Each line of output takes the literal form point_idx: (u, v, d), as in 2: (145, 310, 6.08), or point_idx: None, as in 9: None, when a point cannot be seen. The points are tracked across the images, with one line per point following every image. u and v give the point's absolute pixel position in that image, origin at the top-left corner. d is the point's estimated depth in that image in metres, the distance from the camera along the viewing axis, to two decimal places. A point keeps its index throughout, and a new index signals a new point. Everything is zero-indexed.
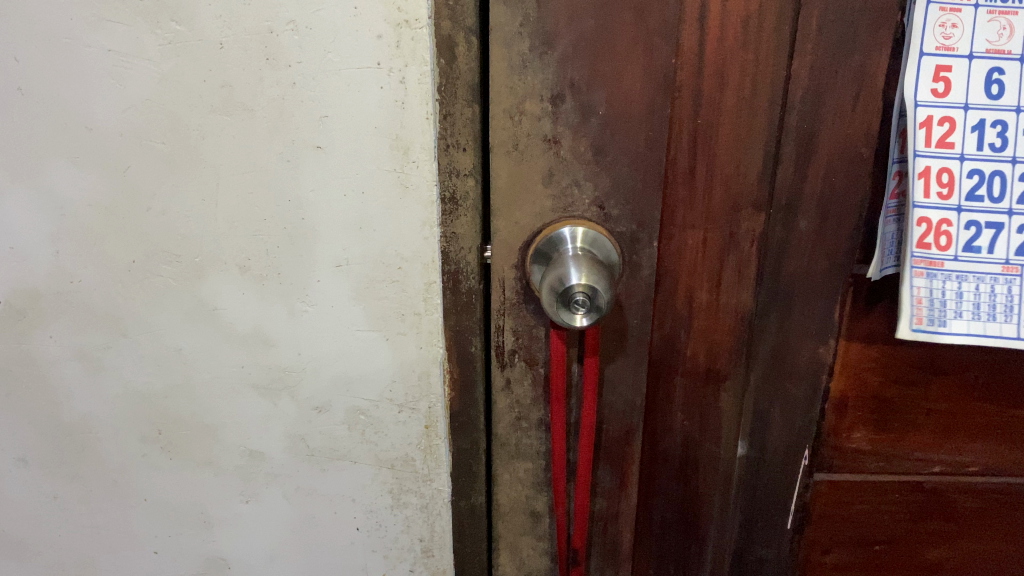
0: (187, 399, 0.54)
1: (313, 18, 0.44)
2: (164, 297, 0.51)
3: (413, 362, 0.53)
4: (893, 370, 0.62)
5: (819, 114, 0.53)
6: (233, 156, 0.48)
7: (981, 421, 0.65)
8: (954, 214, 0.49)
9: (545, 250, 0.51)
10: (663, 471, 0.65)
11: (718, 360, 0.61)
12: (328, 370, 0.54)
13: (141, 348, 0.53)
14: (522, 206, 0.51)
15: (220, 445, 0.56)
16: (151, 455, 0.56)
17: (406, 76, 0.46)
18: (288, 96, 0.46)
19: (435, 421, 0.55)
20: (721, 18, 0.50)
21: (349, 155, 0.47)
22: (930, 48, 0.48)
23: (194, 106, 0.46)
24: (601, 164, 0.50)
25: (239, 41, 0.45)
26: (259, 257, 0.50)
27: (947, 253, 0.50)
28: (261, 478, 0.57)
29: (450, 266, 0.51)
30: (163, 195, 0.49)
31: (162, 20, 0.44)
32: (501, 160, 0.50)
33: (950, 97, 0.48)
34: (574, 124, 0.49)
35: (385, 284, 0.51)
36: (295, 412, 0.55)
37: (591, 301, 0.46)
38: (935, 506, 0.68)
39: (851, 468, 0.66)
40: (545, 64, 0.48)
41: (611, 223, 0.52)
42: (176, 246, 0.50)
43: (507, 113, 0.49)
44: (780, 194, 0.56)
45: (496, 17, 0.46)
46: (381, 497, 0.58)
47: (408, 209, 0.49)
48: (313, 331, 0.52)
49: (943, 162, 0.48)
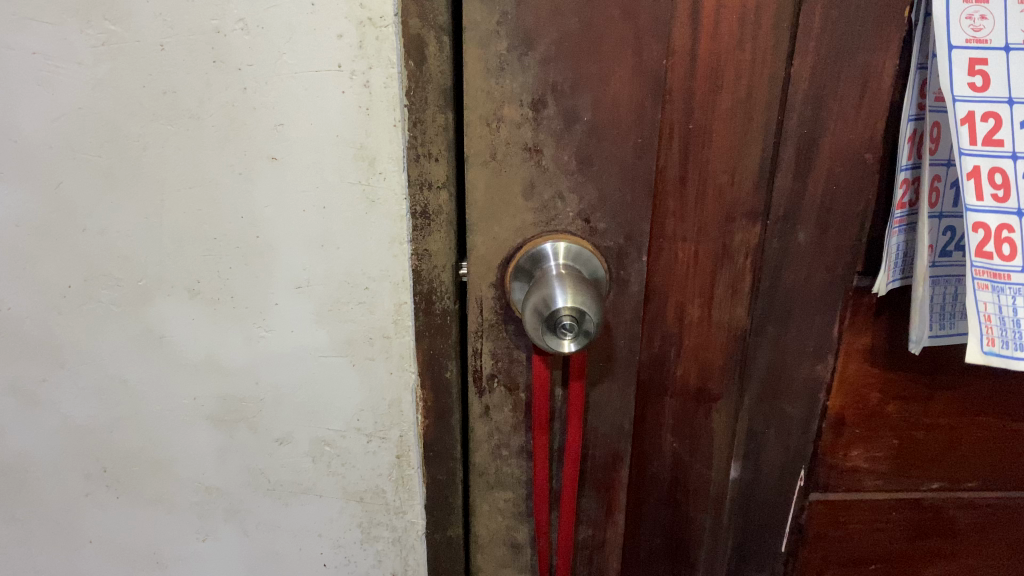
0: (134, 433, 0.50)
1: (265, 16, 0.40)
2: (106, 324, 0.47)
3: (382, 389, 0.49)
4: (892, 385, 0.58)
5: (821, 117, 0.49)
6: (179, 168, 0.43)
7: (982, 435, 0.61)
8: (1016, 220, 0.43)
9: (525, 268, 0.47)
10: (651, 495, 0.62)
11: (709, 380, 0.57)
12: (289, 399, 0.49)
13: (82, 380, 0.48)
14: (501, 220, 0.47)
15: (173, 482, 0.51)
16: (96, 494, 0.51)
17: (371, 80, 0.41)
18: (238, 102, 0.41)
19: (407, 450, 0.51)
20: (715, 14, 0.46)
21: (308, 166, 0.43)
22: (959, 41, 0.42)
23: (134, 114, 0.42)
24: (586, 174, 0.46)
25: (183, 42, 0.40)
26: (211, 279, 0.46)
27: (1014, 264, 0.44)
28: (220, 514, 0.53)
29: (423, 286, 0.47)
30: (100, 212, 0.44)
31: (95, 19, 0.40)
32: (476, 170, 0.45)
33: (991, 91, 0.43)
34: (557, 130, 0.45)
35: (351, 305, 0.46)
36: (255, 444, 0.50)
37: (579, 324, 0.42)
38: (933, 523, 0.65)
39: (847, 488, 0.63)
40: (524, 67, 0.43)
41: (597, 238, 0.48)
42: (118, 269, 0.45)
43: (483, 120, 0.44)
44: (778, 204, 0.51)
45: (470, 15, 0.41)
46: (350, 531, 0.54)
47: (376, 225, 0.45)
48: (272, 358, 0.48)
49: (993, 162, 0.43)
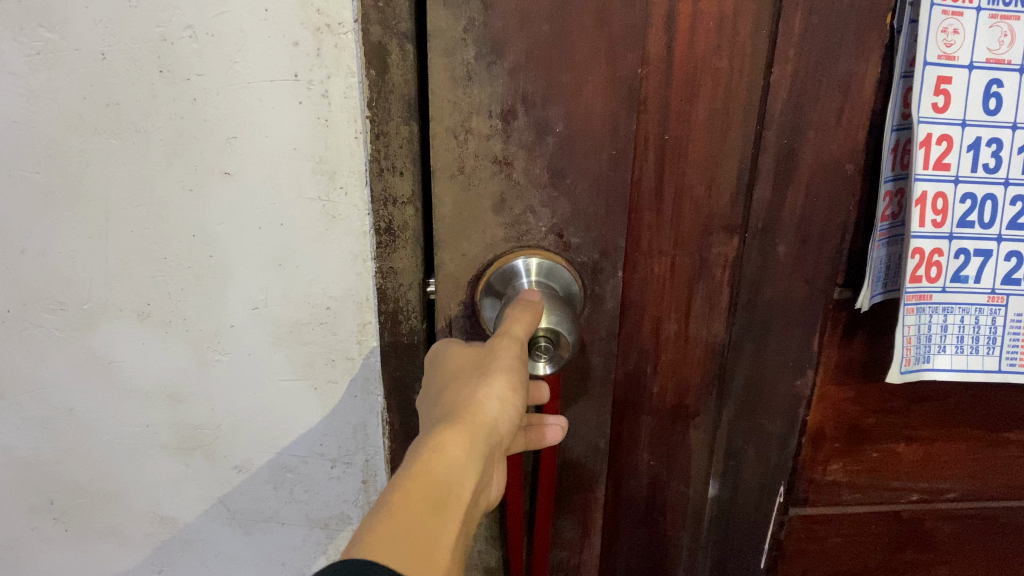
0: (82, 464, 0.47)
1: (214, 22, 0.37)
2: (48, 351, 0.44)
3: (346, 413, 0.46)
4: (872, 399, 0.56)
5: (801, 127, 0.47)
6: (125, 185, 0.40)
7: (962, 447, 0.59)
8: (946, 243, 0.44)
9: (496, 285, 0.44)
10: (627, 514, 0.59)
11: (686, 395, 0.54)
12: (247, 427, 0.46)
13: (23, 410, 0.45)
14: (470, 236, 0.44)
15: (125, 514, 0.49)
16: (42, 528, 0.49)
17: (330, 90, 0.38)
18: (188, 115, 0.39)
19: (373, 475, 0.49)
20: (691, 20, 0.44)
21: (264, 181, 0.40)
22: (934, 57, 0.40)
23: (73, 128, 0.39)
24: (559, 187, 0.44)
25: (126, 51, 0.37)
26: (161, 302, 0.43)
27: (936, 284, 0.45)
28: (175, 545, 0.50)
29: (389, 305, 0.44)
30: (40, 234, 0.41)
31: (28, 26, 0.37)
32: (444, 185, 0.42)
33: (950, 112, 0.42)
34: (529, 143, 0.42)
35: (312, 326, 0.44)
36: (212, 473, 0.48)
37: (553, 345, 0.40)
38: (913, 536, 0.63)
39: (827, 502, 0.60)
40: (494, 76, 0.40)
41: (571, 253, 0.46)
42: (60, 292, 0.42)
43: (450, 131, 0.41)
44: (757, 217, 0.49)
45: (435, 22, 0.39)
46: (316, 559, 0.51)
47: (336, 242, 0.42)
48: (228, 383, 0.45)
49: (937, 187, 0.43)
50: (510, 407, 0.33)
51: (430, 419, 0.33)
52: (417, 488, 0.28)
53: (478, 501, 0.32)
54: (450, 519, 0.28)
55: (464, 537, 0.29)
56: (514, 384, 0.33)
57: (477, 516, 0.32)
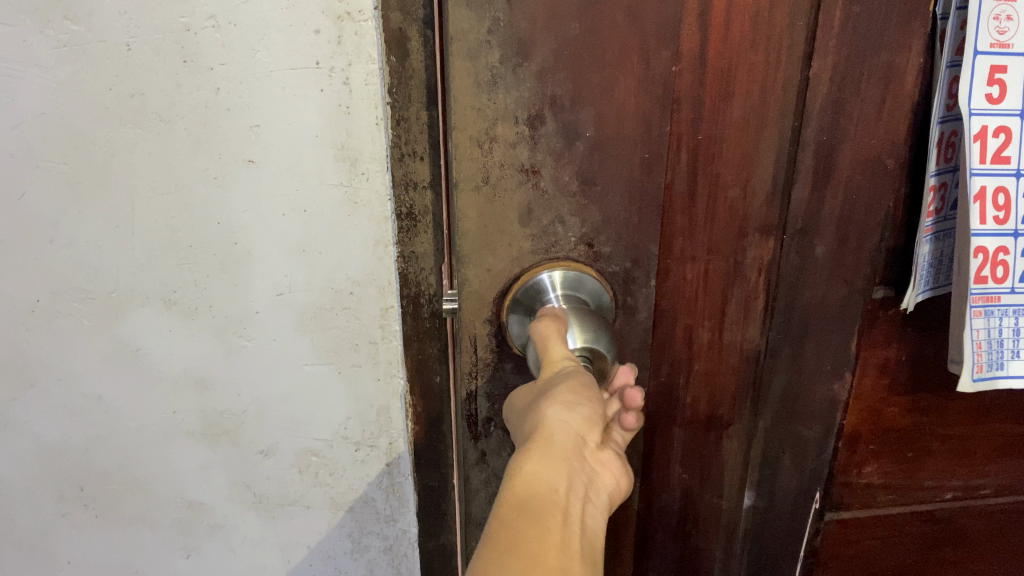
0: (111, 451, 0.47)
1: (236, 12, 0.36)
2: (74, 341, 0.43)
3: (370, 396, 0.46)
4: (907, 397, 0.54)
5: (840, 123, 0.45)
6: (150, 175, 0.39)
7: (1001, 442, 0.56)
8: (1011, 240, 0.42)
9: (524, 301, 0.43)
10: (660, 529, 0.57)
11: (720, 407, 0.52)
12: (273, 412, 0.46)
13: (53, 399, 0.45)
14: (495, 250, 0.43)
15: (152, 500, 0.49)
16: (73, 514, 0.49)
17: (351, 77, 0.37)
18: (212, 104, 0.37)
19: (398, 458, 0.48)
20: (726, 13, 0.41)
21: (287, 169, 0.39)
22: (985, 46, 0.38)
23: (98, 119, 0.38)
24: (588, 195, 0.43)
25: (150, 42, 0.36)
26: (187, 289, 0.42)
27: (1003, 285, 0.43)
28: (204, 529, 0.50)
29: (411, 290, 0.44)
30: (68, 226, 0.40)
31: (54, 18, 0.36)
32: (469, 197, 0.41)
33: (1005, 103, 0.40)
34: (557, 149, 0.41)
35: (335, 312, 0.43)
36: (237, 459, 0.48)
37: (591, 363, 0.39)
38: (949, 534, 0.60)
39: (861, 505, 0.58)
40: (519, 80, 0.39)
41: (602, 263, 0.44)
42: (89, 281, 0.42)
43: (474, 139, 0.40)
44: (795, 218, 0.47)
45: (457, 23, 0.37)
46: (341, 542, 0.51)
47: (358, 228, 0.41)
48: (253, 369, 0.45)
49: (999, 182, 0.41)
50: (581, 406, 0.34)
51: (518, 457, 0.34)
52: (513, 509, 0.30)
53: (590, 514, 0.32)
54: (552, 520, 0.29)
55: (577, 533, 0.30)
56: (578, 386, 0.35)
57: (595, 518, 0.32)
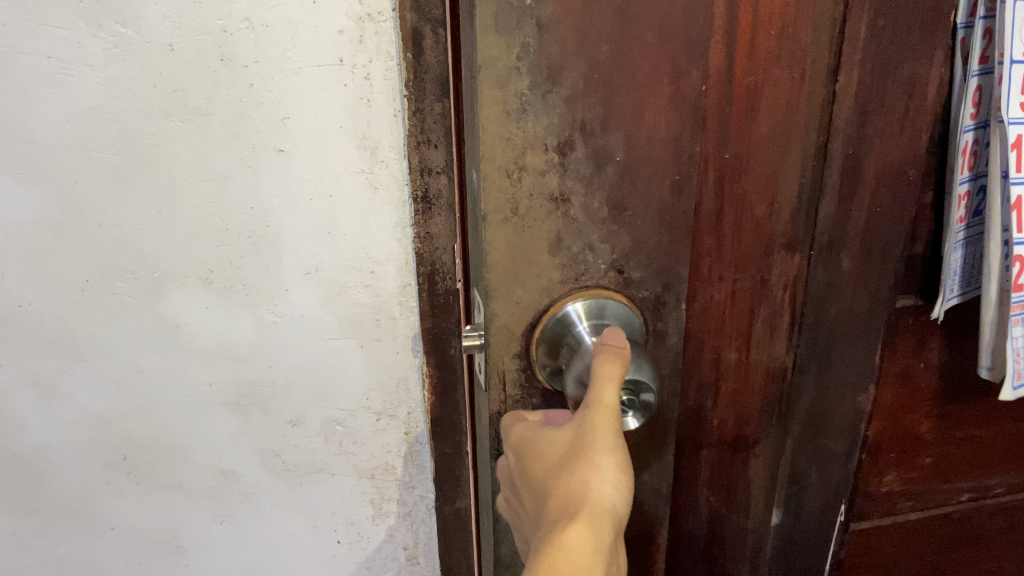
0: (153, 422, 0.47)
1: (269, 14, 0.38)
2: (120, 317, 0.44)
3: (390, 368, 0.48)
4: (924, 404, 0.53)
5: (866, 136, 0.44)
6: (190, 164, 0.41)
7: (1007, 442, 0.56)
8: None
9: (551, 335, 0.41)
10: (686, 554, 0.56)
11: (747, 427, 0.52)
12: (301, 383, 0.47)
13: (100, 371, 0.45)
14: (524, 282, 0.40)
15: (188, 468, 0.49)
16: (117, 483, 0.49)
17: (371, 73, 0.40)
18: (246, 98, 0.40)
19: (415, 427, 0.50)
20: (753, 31, 0.41)
21: (315, 158, 0.42)
22: (1018, 54, 0.37)
23: (144, 113, 0.40)
24: (618, 222, 0.40)
25: (191, 42, 0.39)
26: (223, 269, 0.44)
27: None
28: (234, 497, 0.50)
29: (426, 267, 0.46)
30: (115, 208, 0.42)
31: (105, 22, 0.38)
32: (496, 229, 0.38)
33: None
34: (587, 175, 0.38)
35: (358, 289, 0.45)
36: (266, 428, 0.48)
37: (635, 395, 0.38)
38: (959, 535, 0.59)
39: (882, 513, 0.57)
40: (549, 106, 0.36)
41: (633, 289, 0.42)
42: (132, 262, 0.43)
43: (502, 169, 0.37)
44: (823, 232, 0.47)
45: (486, 49, 0.34)
46: (361, 509, 0.52)
47: (378, 212, 0.44)
48: (283, 343, 0.46)
49: None
50: (624, 488, 0.34)
51: (554, 516, 0.35)
52: None
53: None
54: None
55: None
56: (623, 462, 0.35)
57: None
